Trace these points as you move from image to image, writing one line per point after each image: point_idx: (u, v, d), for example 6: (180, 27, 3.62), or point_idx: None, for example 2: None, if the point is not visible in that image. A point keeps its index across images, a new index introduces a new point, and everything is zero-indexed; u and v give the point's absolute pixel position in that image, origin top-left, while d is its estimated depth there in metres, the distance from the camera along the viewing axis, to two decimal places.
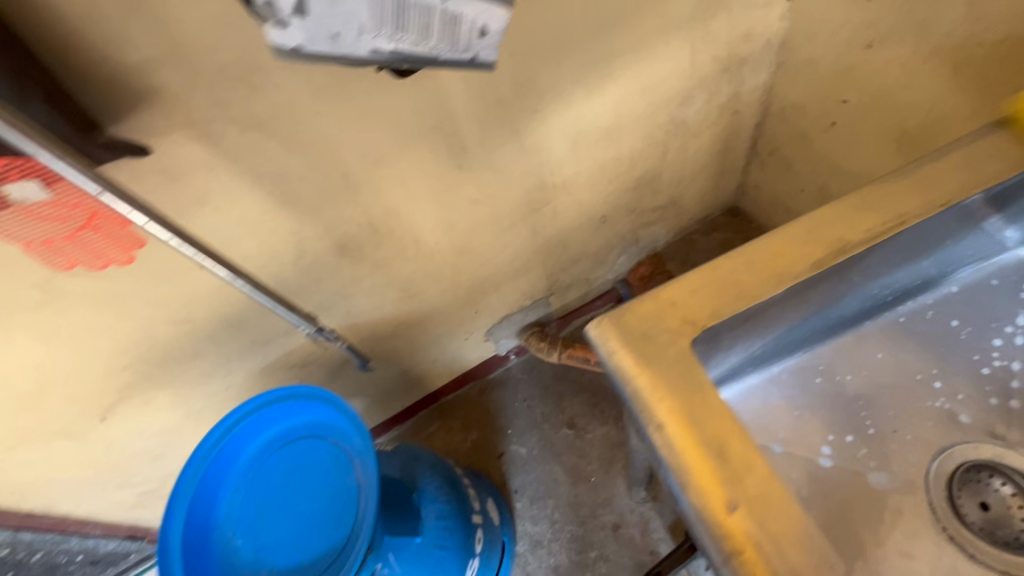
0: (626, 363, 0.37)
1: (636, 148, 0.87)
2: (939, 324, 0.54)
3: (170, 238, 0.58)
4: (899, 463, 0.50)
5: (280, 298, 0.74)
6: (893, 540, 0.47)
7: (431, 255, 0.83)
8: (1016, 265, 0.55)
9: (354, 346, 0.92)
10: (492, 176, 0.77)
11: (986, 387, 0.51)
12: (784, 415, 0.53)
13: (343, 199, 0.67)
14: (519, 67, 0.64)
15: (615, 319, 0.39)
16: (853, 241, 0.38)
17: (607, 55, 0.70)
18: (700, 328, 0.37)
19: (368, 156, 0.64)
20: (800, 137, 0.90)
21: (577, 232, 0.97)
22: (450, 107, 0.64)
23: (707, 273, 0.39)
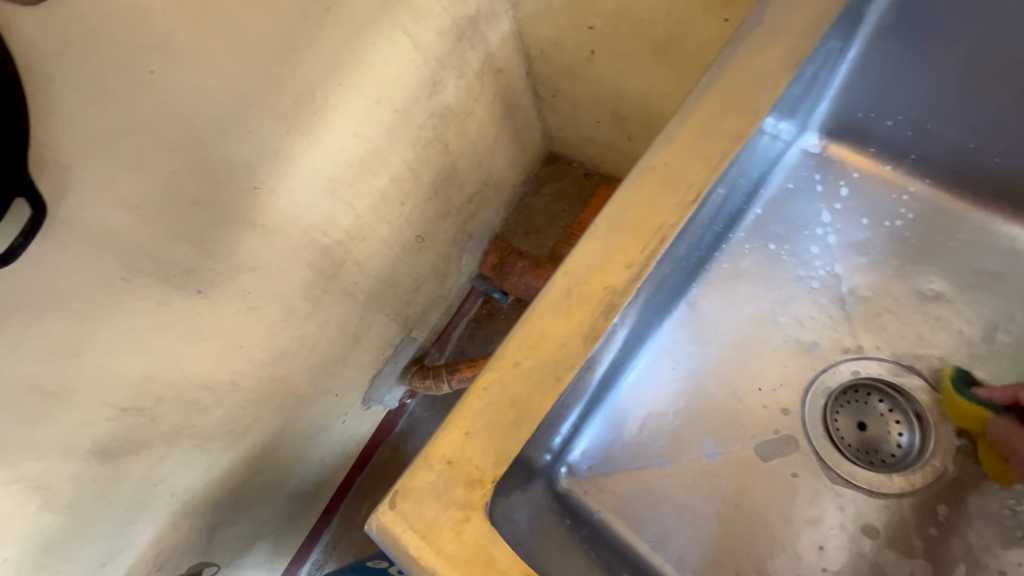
0: (431, 569, 0.27)
1: (410, 159, 0.75)
2: (758, 253, 0.49)
3: None
4: (776, 423, 0.47)
5: (65, 542, 0.58)
6: (799, 511, 0.44)
7: (237, 385, 0.68)
8: (801, 158, 0.50)
9: (211, 512, 0.76)
10: (254, 276, 0.62)
11: (824, 300, 0.49)
12: (655, 422, 0.47)
13: (62, 411, 0.50)
14: (193, 157, 0.49)
15: (393, 507, 0.29)
16: (619, 287, 0.31)
17: (307, 90, 0.56)
18: (491, 483, 0.29)
19: (56, 354, 0.47)
20: (571, 73, 0.81)
21: (398, 265, 0.85)
22: (129, 245, 0.48)
23: (476, 402, 0.30)
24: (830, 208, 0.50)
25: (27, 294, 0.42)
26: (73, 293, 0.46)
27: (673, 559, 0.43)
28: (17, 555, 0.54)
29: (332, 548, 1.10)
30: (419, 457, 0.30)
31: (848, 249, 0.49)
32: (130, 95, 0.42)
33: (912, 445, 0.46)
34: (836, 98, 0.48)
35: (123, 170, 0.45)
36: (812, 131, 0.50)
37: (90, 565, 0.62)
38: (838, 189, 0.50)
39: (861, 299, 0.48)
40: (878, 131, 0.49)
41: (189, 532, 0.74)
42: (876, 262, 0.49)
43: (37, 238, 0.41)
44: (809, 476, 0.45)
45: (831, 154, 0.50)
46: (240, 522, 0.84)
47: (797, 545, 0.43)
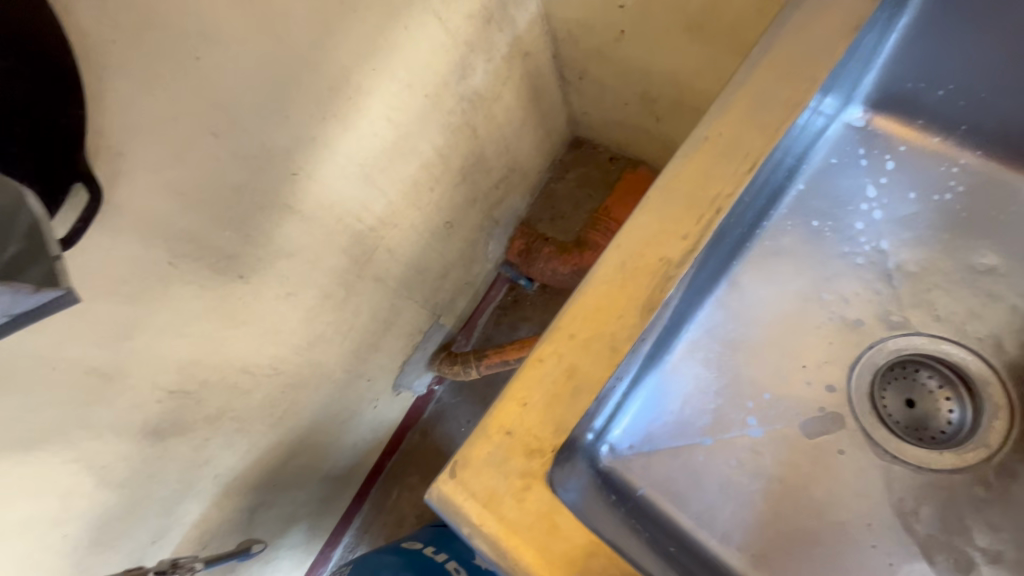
0: (493, 537, 0.28)
1: (440, 145, 0.75)
2: (801, 230, 0.49)
3: None
4: (821, 400, 0.46)
5: (119, 519, 0.60)
6: (846, 487, 0.44)
7: (275, 370, 0.70)
8: (845, 133, 0.49)
9: (252, 493, 0.79)
10: (292, 262, 0.63)
11: (869, 276, 0.48)
12: (697, 400, 0.47)
13: (117, 392, 0.52)
14: (235, 143, 0.50)
15: (453, 477, 0.29)
16: (673, 258, 0.31)
17: (343, 76, 0.56)
18: (550, 453, 0.29)
19: (110, 336, 0.49)
20: (599, 54, 0.81)
21: (427, 251, 0.86)
22: (176, 230, 0.49)
23: (532, 373, 0.30)
24: (875, 182, 0.49)
25: (84, 277, 0.44)
26: (125, 278, 0.47)
27: (719, 535, 0.43)
28: (77, 531, 0.56)
29: (364, 531, 1.12)
30: (477, 428, 0.30)
31: (894, 224, 0.48)
32: (177, 81, 0.43)
33: (964, 422, 0.45)
34: (883, 69, 0.46)
35: (171, 157, 0.46)
36: (857, 104, 0.49)
37: (142, 542, 0.65)
38: (884, 163, 0.49)
39: (908, 275, 0.47)
40: (926, 102, 0.47)
41: (231, 513, 0.77)
42: (923, 236, 0.47)
43: (94, 223, 0.43)
44: (855, 453, 0.45)
45: (876, 128, 0.49)
46: (278, 504, 0.86)
47: (845, 521, 0.43)
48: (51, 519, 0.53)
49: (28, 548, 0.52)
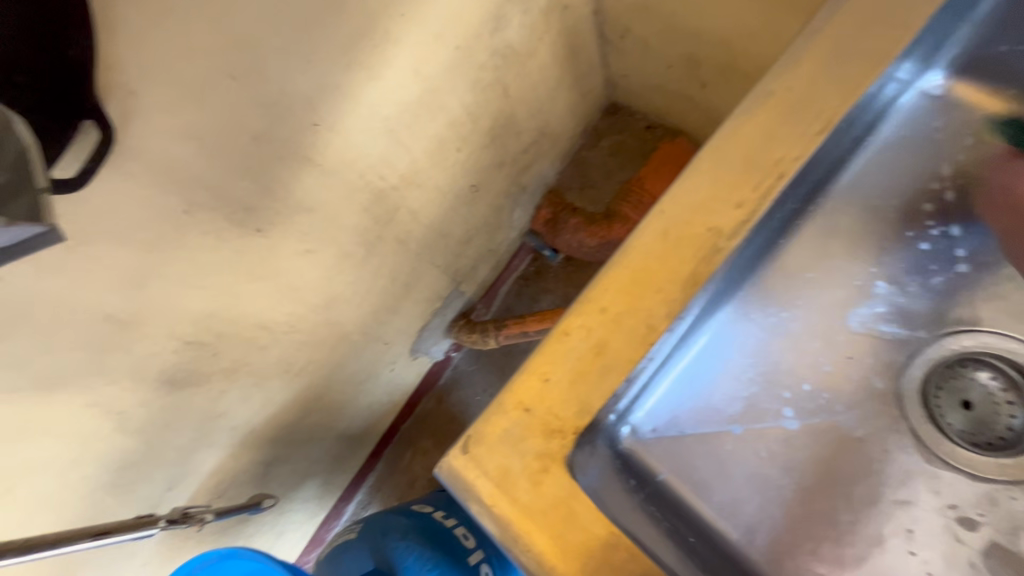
0: (505, 519, 0.26)
1: (469, 103, 0.71)
2: (861, 209, 0.44)
3: None
4: (866, 395, 0.43)
5: (136, 464, 0.61)
6: (886, 489, 0.40)
7: (292, 327, 0.69)
8: (920, 102, 0.44)
9: (267, 447, 0.79)
10: (312, 217, 0.61)
11: (932, 262, 0.43)
12: (730, 387, 0.44)
13: (131, 341, 0.51)
14: (254, 87, 0.47)
15: (466, 452, 0.27)
16: (726, 228, 0.28)
17: (370, 20, 0.52)
18: (571, 435, 0.27)
19: (125, 284, 0.47)
20: (644, 10, 0.75)
21: (450, 215, 0.83)
22: (191, 177, 0.47)
23: (558, 347, 0.27)
24: (950, 159, 0.44)
25: (96, 221, 0.42)
26: (140, 224, 0.46)
27: (742, 529, 0.40)
28: (95, 473, 0.57)
29: (376, 490, 1.13)
30: (494, 402, 0.28)
31: (968, 207, 0.43)
32: (195, 16, 0.40)
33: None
34: (974, 28, 0.41)
35: (186, 98, 0.43)
36: (937, 69, 0.43)
37: (159, 487, 0.66)
38: (962, 138, 0.44)
39: (979, 265, 0.43)
40: (1022, 69, 0.42)
41: (247, 464, 0.78)
42: (1000, 223, 0.43)
43: (106, 164, 0.41)
44: (899, 454, 0.41)
45: (957, 97, 0.44)
46: (293, 459, 0.87)
47: (882, 525, 0.40)
48: (68, 460, 0.53)
49: (48, 487, 0.53)
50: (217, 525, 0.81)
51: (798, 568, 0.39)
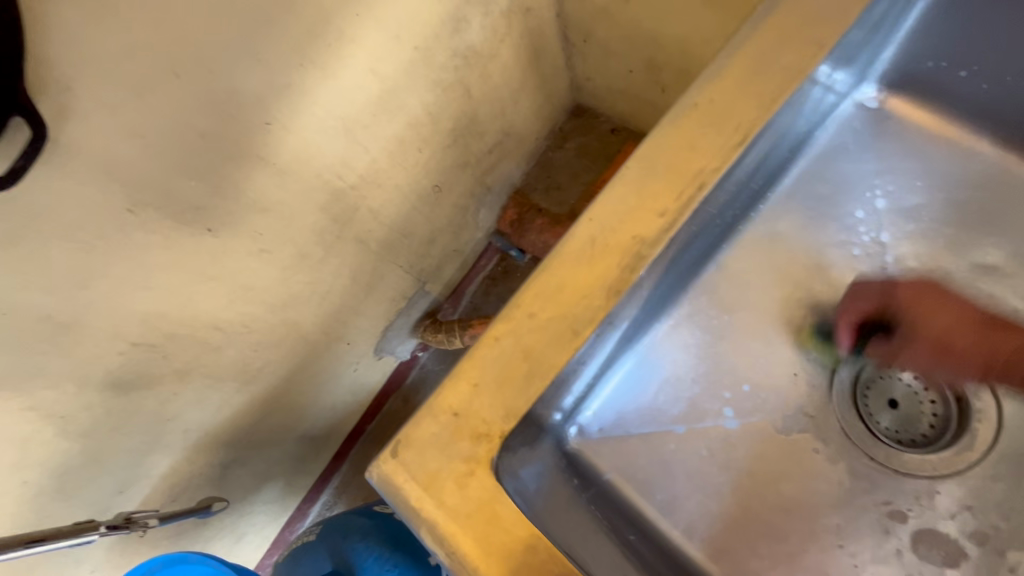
0: (431, 522, 0.26)
1: (429, 103, 0.71)
2: (799, 216, 0.46)
3: None
4: (800, 395, 0.44)
5: (81, 469, 0.59)
6: (816, 485, 0.42)
7: (248, 328, 0.68)
8: (854, 113, 0.46)
9: (224, 450, 0.78)
10: (266, 217, 0.60)
11: (864, 267, 0.45)
12: (672, 387, 0.45)
13: (73, 343, 0.50)
14: (201, 85, 0.46)
15: (395, 457, 0.28)
16: (649, 236, 0.29)
17: (322, 19, 0.52)
18: (498, 439, 0.27)
19: (64, 284, 0.46)
20: (605, 14, 0.76)
21: (413, 215, 0.83)
22: (134, 175, 0.46)
23: (486, 352, 0.28)
24: (881, 169, 0.46)
25: (30, 220, 0.41)
26: (79, 224, 0.44)
27: (681, 526, 0.42)
28: (37, 478, 0.55)
29: (342, 491, 1.12)
30: (424, 406, 0.28)
31: (897, 215, 0.45)
32: (134, 13, 0.39)
33: (946, 424, 0.43)
34: (902, 44, 0.43)
35: (127, 96, 0.42)
36: (871, 82, 0.45)
37: (108, 492, 0.64)
38: (893, 149, 0.46)
39: (907, 270, 0.45)
40: (946, 83, 0.44)
41: (203, 467, 0.76)
42: (926, 230, 0.45)
43: (40, 162, 0.40)
44: (830, 452, 0.43)
45: (889, 109, 0.46)
46: (252, 461, 0.86)
47: (812, 520, 0.41)
48: (6, 466, 0.52)
49: None
50: (172, 529, 0.79)
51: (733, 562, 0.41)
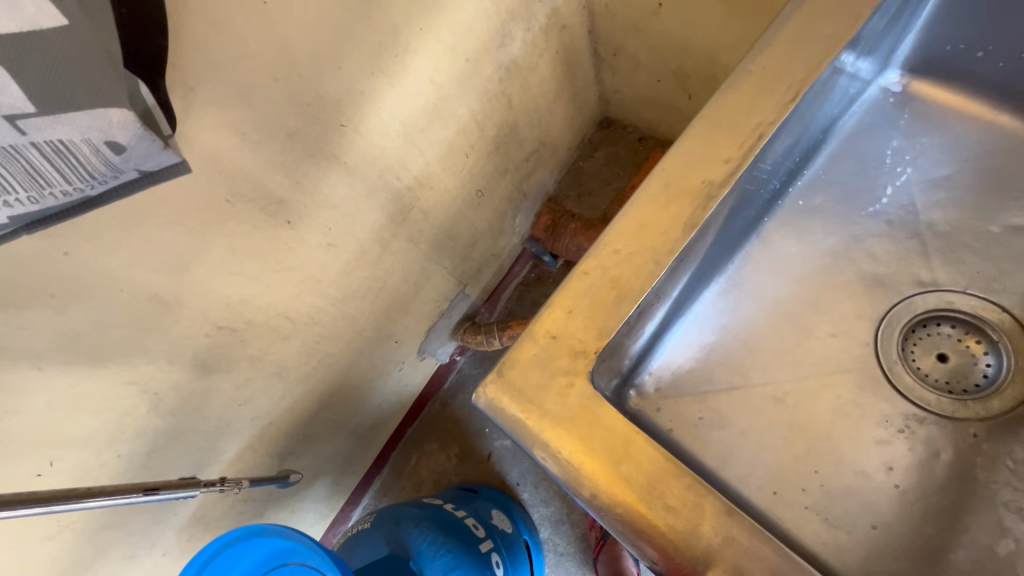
0: (535, 428, 0.31)
1: (477, 111, 0.77)
2: (833, 190, 0.50)
3: None
4: (847, 352, 0.47)
5: (165, 447, 0.64)
6: (867, 433, 0.45)
7: (313, 319, 0.73)
8: (880, 96, 0.51)
9: (282, 440, 0.82)
10: (335, 213, 0.66)
11: (899, 233, 0.49)
12: (722, 350, 0.48)
13: (171, 322, 0.55)
14: (293, 90, 0.53)
15: (500, 376, 0.32)
16: (716, 180, 0.34)
17: (392, 32, 0.58)
18: (593, 354, 0.32)
19: (170, 266, 0.52)
20: (635, 28, 0.82)
21: (458, 217, 0.88)
22: (234, 169, 0.52)
23: (578, 284, 0.33)
24: (908, 145, 0.50)
25: (152, 206, 0.47)
26: (188, 211, 0.50)
27: (741, 474, 0.44)
28: (129, 452, 0.60)
29: (383, 494, 1.15)
30: (523, 334, 0.33)
31: (927, 185, 0.49)
32: (246, 24, 0.46)
33: (1000, 365, 0.46)
34: (923, 32, 0.48)
35: (236, 97, 0.48)
36: (894, 68, 0.50)
37: (183, 474, 0.69)
38: (919, 127, 0.50)
39: (940, 235, 0.48)
40: (965, 65, 0.48)
41: (264, 457, 0.80)
42: (956, 197, 0.48)
43: None
44: (877, 403, 0.46)
45: (914, 92, 0.50)
46: (306, 455, 0.89)
47: (865, 464, 0.44)
48: (107, 437, 0.57)
49: (88, 462, 0.56)
50: (231, 519, 0.83)
51: (794, 506, 0.43)
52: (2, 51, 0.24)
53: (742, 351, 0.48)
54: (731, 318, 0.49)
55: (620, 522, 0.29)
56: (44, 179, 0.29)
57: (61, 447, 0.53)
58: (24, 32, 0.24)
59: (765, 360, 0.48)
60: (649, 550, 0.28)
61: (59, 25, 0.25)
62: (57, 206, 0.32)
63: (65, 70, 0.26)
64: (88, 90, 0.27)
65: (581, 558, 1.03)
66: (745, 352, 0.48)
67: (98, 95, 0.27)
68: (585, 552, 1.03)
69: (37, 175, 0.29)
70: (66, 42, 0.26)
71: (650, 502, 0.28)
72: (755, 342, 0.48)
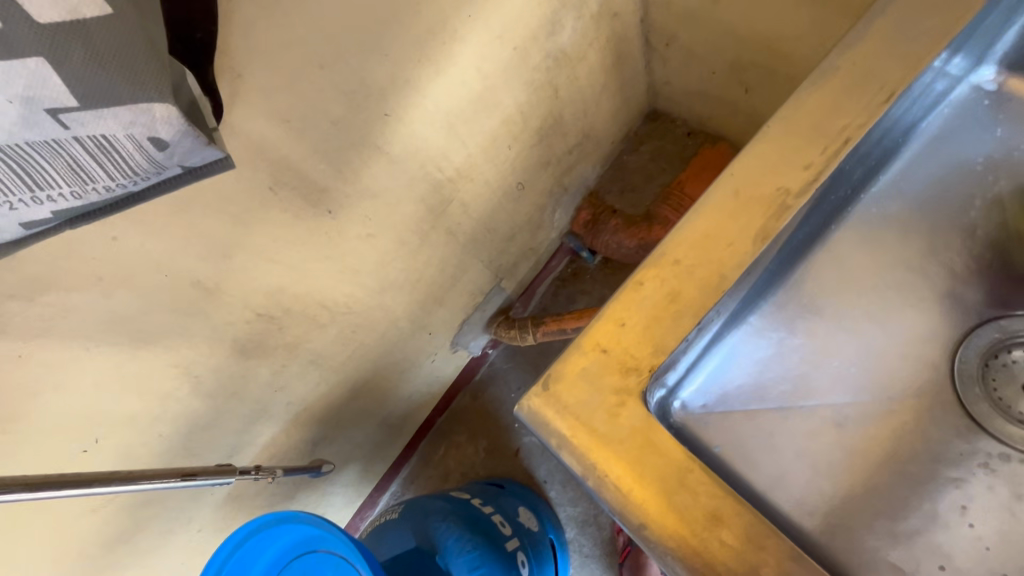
0: (582, 449, 0.29)
1: (522, 102, 0.75)
2: (912, 197, 0.46)
3: (35, 435, 0.49)
4: (917, 377, 0.43)
5: (203, 429, 0.65)
6: (937, 465, 0.41)
7: (349, 308, 0.73)
8: (971, 94, 0.46)
9: (315, 426, 0.83)
10: (375, 204, 0.65)
11: (985, 248, 0.45)
12: (780, 365, 0.45)
13: (212, 308, 0.56)
14: (340, 80, 0.52)
15: (545, 389, 0.30)
16: (794, 188, 0.32)
17: (440, 18, 0.56)
18: (646, 372, 0.30)
19: (213, 252, 0.52)
20: (693, 16, 0.77)
21: (498, 210, 0.86)
22: (279, 159, 0.52)
23: (633, 296, 0.31)
24: (1000, 151, 0.45)
25: (197, 193, 0.47)
26: (232, 198, 0.50)
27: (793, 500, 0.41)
28: (169, 432, 0.61)
29: (410, 482, 1.15)
30: (571, 346, 0.31)
31: (1021, 196, 0.44)
32: (296, 11, 0.45)
33: None
34: None
35: (282, 86, 0.48)
36: (990, 64, 0.45)
37: (220, 455, 0.70)
38: (1014, 131, 0.45)
39: None
40: None
41: (297, 441, 0.82)
42: None
43: None
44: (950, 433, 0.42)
45: (1011, 91, 0.45)
46: (337, 441, 0.90)
47: (933, 498, 0.40)
48: (148, 418, 0.58)
49: (128, 441, 0.58)
50: (263, 499, 0.84)
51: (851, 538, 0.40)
52: (41, 38, 0.22)
53: (802, 367, 0.45)
54: (792, 332, 0.45)
55: (671, 555, 0.27)
56: (86, 172, 0.28)
57: (105, 425, 0.54)
58: (67, 22, 0.23)
59: (830, 380, 0.44)
60: None
61: (102, 15, 0.24)
62: (101, 202, 0.31)
63: (105, 62, 0.24)
64: (129, 80, 0.25)
65: (606, 562, 1.01)
66: (806, 370, 0.44)
67: (141, 91, 0.25)
68: (610, 555, 1.01)
69: (79, 168, 0.27)
70: (107, 32, 0.24)
71: (707, 536, 0.27)
72: (816, 358, 0.44)
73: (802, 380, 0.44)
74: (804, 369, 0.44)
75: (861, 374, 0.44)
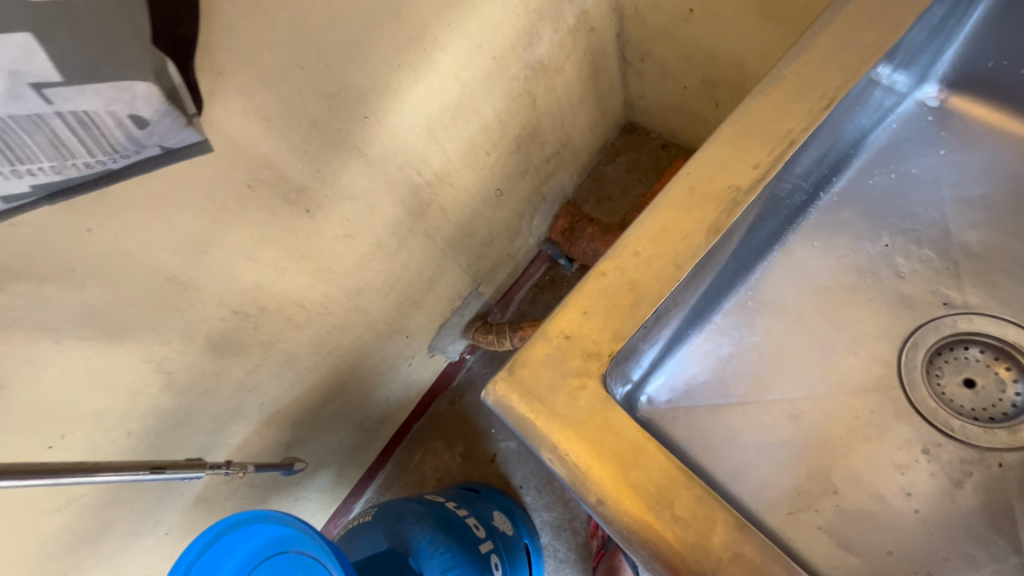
0: (544, 429, 0.30)
1: (500, 110, 0.77)
2: (862, 204, 0.49)
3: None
4: (868, 373, 0.46)
5: (173, 428, 0.64)
6: (885, 456, 0.43)
7: (326, 309, 0.73)
8: (916, 110, 0.49)
9: (289, 428, 0.82)
10: (354, 205, 0.66)
11: (931, 251, 0.47)
12: (739, 361, 0.47)
13: (186, 304, 0.56)
14: (319, 82, 0.53)
15: (511, 373, 0.32)
16: (743, 186, 0.34)
17: (420, 26, 0.58)
18: (607, 357, 0.32)
19: (188, 248, 0.52)
20: (664, 33, 0.81)
21: (476, 215, 0.88)
22: (258, 157, 0.52)
23: (596, 286, 0.33)
24: (944, 162, 0.48)
25: (174, 188, 0.47)
26: (209, 194, 0.51)
27: (752, 490, 0.43)
28: (139, 430, 0.61)
29: (386, 488, 1.14)
30: (536, 333, 0.33)
31: (962, 204, 0.47)
32: (277, 13, 0.46)
33: None
34: (964, 46, 0.46)
35: (262, 85, 0.49)
36: (932, 82, 0.48)
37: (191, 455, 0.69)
38: (956, 144, 0.49)
39: (972, 256, 0.46)
40: (1009, 83, 0.46)
41: (270, 443, 0.81)
42: (993, 217, 0.47)
43: None
44: (898, 426, 0.44)
45: (951, 108, 0.49)
46: (311, 445, 0.90)
47: (881, 487, 0.42)
48: (118, 416, 0.57)
49: (96, 438, 0.57)
50: (234, 503, 0.83)
51: (806, 526, 0.42)
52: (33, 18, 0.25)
53: (761, 364, 0.47)
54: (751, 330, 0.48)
55: (626, 529, 0.28)
56: (69, 148, 0.30)
57: (72, 420, 0.54)
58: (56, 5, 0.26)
59: (787, 375, 0.46)
60: (658, 564, 0.28)
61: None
62: (80, 177, 0.33)
63: (96, 45, 0.28)
64: (112, 58, 0.28)
65: (580, 566, 1.02)
66: (765, 365, 0.47)
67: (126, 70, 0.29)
68: (585, 560, 1.02)
69: (61, 145, 0.30)
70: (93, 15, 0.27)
71: (659, 511, 0.28)
72: (774, 355, 0.47)
73: (762, 376, 0.46)
74: (763, 365, 0.47)
75: (816, 370, 0.46)
